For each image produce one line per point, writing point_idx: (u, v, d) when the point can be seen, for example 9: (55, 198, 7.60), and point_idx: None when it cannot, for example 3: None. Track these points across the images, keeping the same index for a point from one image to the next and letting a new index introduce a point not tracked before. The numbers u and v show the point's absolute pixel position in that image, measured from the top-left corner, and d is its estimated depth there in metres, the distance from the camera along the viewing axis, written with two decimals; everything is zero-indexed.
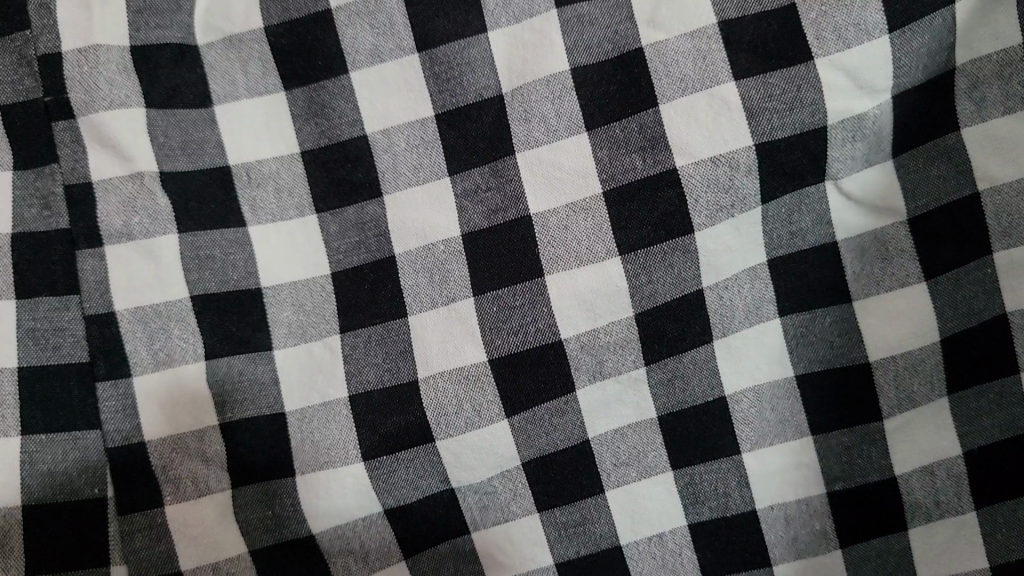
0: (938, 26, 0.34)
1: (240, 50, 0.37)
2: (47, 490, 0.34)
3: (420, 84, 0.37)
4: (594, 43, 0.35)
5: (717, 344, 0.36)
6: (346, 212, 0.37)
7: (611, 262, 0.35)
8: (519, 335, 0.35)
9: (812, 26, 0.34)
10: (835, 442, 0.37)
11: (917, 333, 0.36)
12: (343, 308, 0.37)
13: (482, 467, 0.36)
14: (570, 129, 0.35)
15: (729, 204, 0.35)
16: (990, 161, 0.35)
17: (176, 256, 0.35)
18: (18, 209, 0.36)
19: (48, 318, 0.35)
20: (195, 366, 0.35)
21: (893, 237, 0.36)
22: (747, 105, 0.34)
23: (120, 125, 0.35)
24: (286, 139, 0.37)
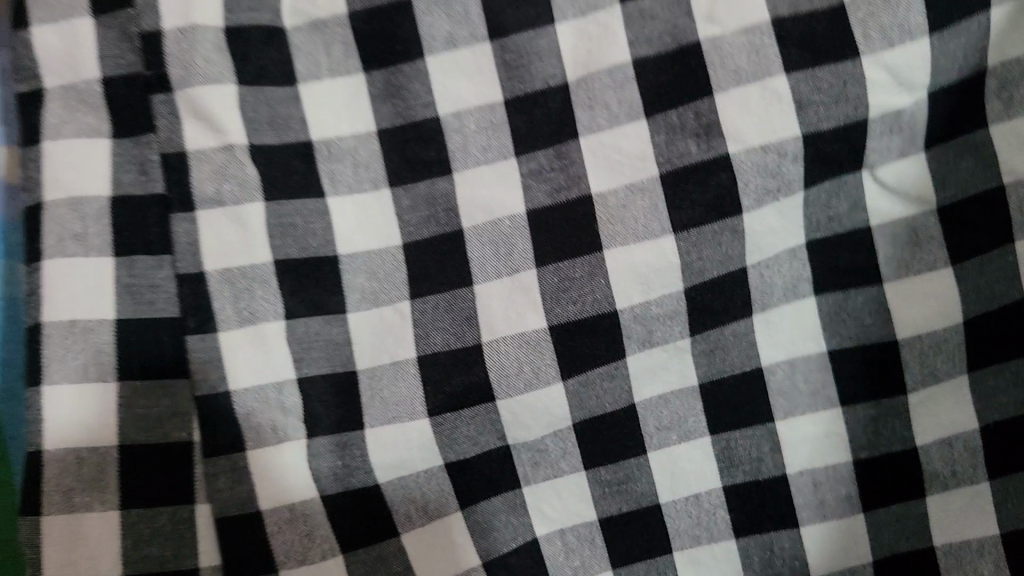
0: (974, 30, 0.37)
1: (324, 33, 0.40)
2: (139, 433, 0.37)
3: (490, 70, 0.40)
4: (654, 36, 0.38)
5: (755, 318, 0.40)
6: (417, 188, 0.40)
7: (664, 240, 0.38)
8: (577, 304, 0.38)
9: (858, 26, 0.37)
10: (863, 413, 0.40)
11: (942, 314, 0.40)
12: (413, 276, 0.40)
13: (537, 426, 0.39)
14: (629, 116, 0.38)
15: (776, 188, 0.38)
16: (1016, 156, 0.38)
17: (262, 222, 0.38)
18: (117, 173, 0.38)
19: (143, 275, 0.38)
20: (275, 323, 0.38)
21: (922, 225, 0.39)
22: (795, 97, 0.37)
23: (213, 98, 0.38)
24: (364, 118, 0.40)
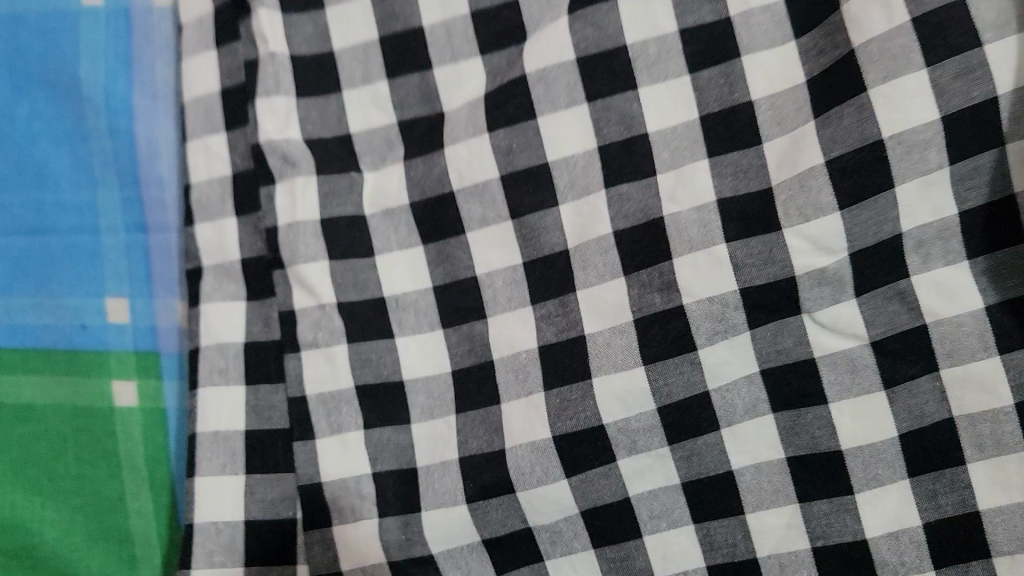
0: (882, 204, 0.46)
1: (394, 217, 0.55)
2: (261, 510, 0.52)
3: (513, 241, 0.53)
4: (631, 212, 0.50)
5: (723, 432, 0.49)
6: (462, 328, 0.53)
7: (637, 370, 0.49)
8: (574, 419, 0.50)
9: (783, 204, 0.48)
10: (818, 509, 0.49)
11: (879, 429, 0.48)
12: (458, 395, 0.53)
13: (550, 511, 0.51)
14: (612, 274, 0.50)
15: (723, 330, 0.48)
16: (934, 300, 0.47)
17: (346, 359, 0.53)
18: (248, 325, 0.54)
19: (264, 397, 0.53)
20: (356, 433, 0.52)
21: (859, 354, 0.48)
22: (734, 260, 0.48)
23: (314, 273, 0.53)
24: (423, 277, 0.54)
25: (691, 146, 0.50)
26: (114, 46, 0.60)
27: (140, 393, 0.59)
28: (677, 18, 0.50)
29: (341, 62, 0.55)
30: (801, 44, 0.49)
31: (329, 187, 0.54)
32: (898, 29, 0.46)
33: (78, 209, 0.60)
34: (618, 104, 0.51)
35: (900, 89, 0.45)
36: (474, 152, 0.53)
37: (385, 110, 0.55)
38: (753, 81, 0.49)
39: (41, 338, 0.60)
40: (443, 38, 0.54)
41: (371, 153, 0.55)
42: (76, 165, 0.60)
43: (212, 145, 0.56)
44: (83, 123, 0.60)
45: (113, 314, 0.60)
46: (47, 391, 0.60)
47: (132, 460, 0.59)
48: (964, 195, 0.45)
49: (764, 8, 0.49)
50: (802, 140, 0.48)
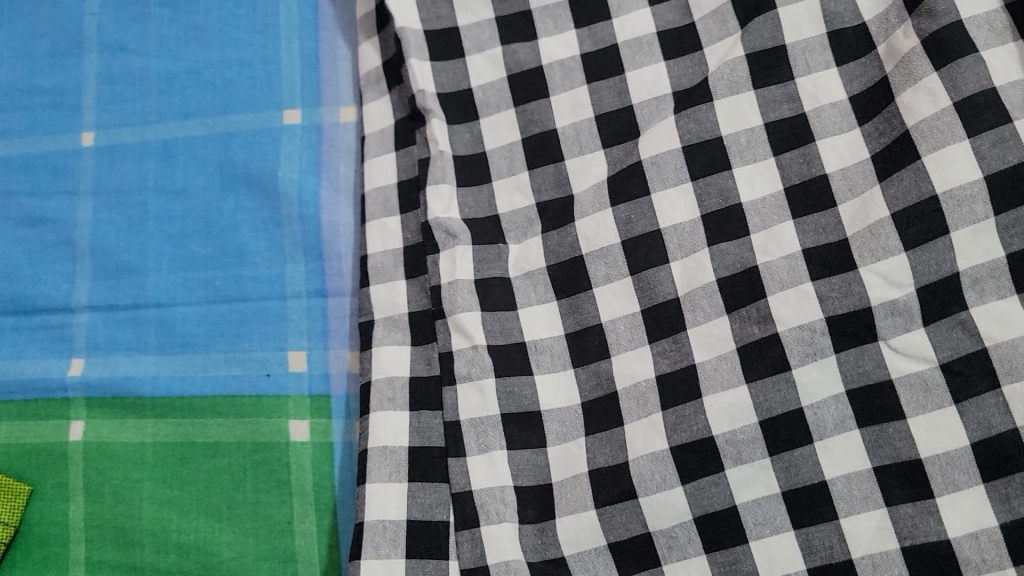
0: (941, 246, 0.56)
1: (535, 279, 0.67)
2: (419, 512, 0.62)
3: (632, 293, 0.64)
4: (730, 263, 0.61)
5: (816, 445, 0.58)
6: (589, 366, 0.64)
7: (741, 388, 0.59)
8: (687, 431, 0.59)
9: (858, 250, 0.58)
10: (904, 511, 0.56)
11: (953, 439, 0.56)
12: (588, 421, 0.63)
13: (667, 517, 0.59)
14: (717, 313, 0.61)
15: (812, 352, 0.58)
16: (991, 327, 0.55)
17: (494, 390, 0.64)
18: (413, 363, 0.66)
19: (425, 420, 0.64)
20: (500, 451, 0.62)
21: (931, 375, 0.57)
22: (819, 295, 0.58)
23: (469, 319, 0.65)
24: (557, 325, 0.66)
25: (778, 211, 0.62)
26: (306, 154, 0.77)
27: (312, 430, 0.70)
28: (762, 115, 0.64)
29: (492, 158, 0.69)
30: (865, 130, 0.61)
31: (481, 254, 0.67)
32: (943, 110, 0.57)
33: (270, 280, 0.74)
34: (717, 181, 0.63)
35: (948, 156, 0.57)
36: (600, 223, 0.65)
37: (526, 195, 0.68)
38: (827, 159, 0.61)
39: (231, 386, 0.73)
40: (573, 137, 0.68)
41: (515, 230, 0.68)
42: (272, 246, 0.75)
43: (389, 226, 0.70)
44: (279, 212, 0.75)
45: (293, 364, 0.72)
46: (231, 432, 0.72)
47: (302, 486, 0.70)
48: (1009, 240, 0.55)
49: (832, 104, 0.63)
50: (871, 200, 0.59)
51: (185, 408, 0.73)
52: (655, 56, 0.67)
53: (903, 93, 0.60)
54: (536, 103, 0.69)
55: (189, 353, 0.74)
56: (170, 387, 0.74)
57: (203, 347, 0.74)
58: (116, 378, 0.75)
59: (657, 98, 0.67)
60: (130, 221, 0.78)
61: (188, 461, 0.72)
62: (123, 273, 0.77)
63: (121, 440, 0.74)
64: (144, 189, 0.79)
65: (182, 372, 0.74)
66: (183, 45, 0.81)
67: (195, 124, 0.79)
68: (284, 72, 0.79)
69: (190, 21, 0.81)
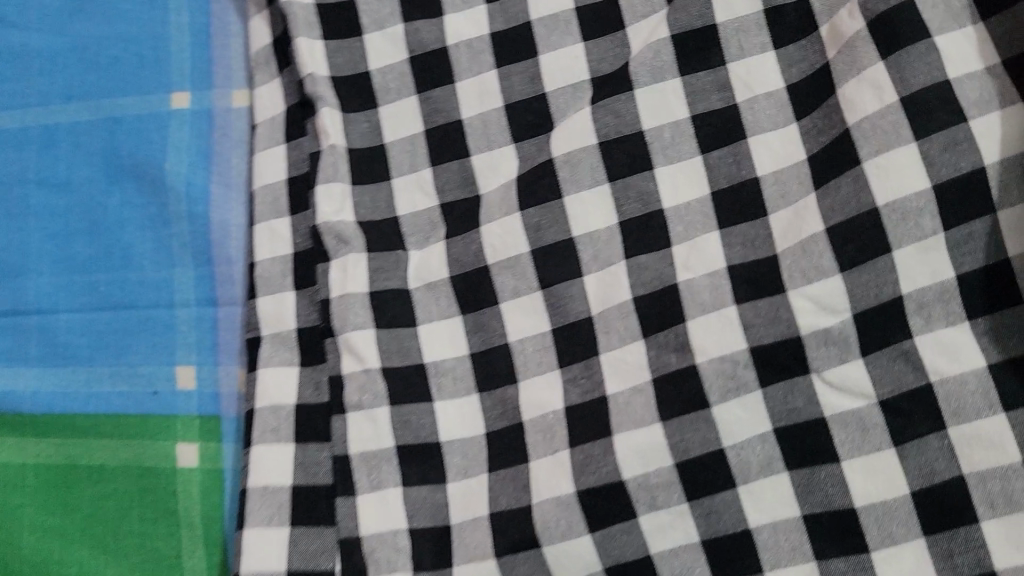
0: (881, 267, 0.49)
1: (437, 291, 0.59)
2: (302, 561, 0.56)
3: (542, 310, 0.57)
4: (648, 280, 0.54)
5: (739, 490, 0.51)
6: (495, 392, 0.58)
7: (655, 426, 0.52)
8: (595, 474, 0.53)
9: (789, 269, 0.51)
10: (836, 566, 0.50)
11: (892, 487, 0.49)
12: (491, 455, 0.57)
13: (575, 568, 0.53)
14: (632, 337, 0.54)
15: (734, 387, 0.51)
16: (938, 360, 0.48)
17: (388, 420, 0.57)
18: (300, 388, 0.59)
19: (311, 454, 0.58)
20: (394, 489, 0.56)
21: (868, 413, 0.50)
22: (743, 322, 0.51)
23: (360, 339, 0.58)
24: (461, 345, 0.59)
25: (703, 220, 0.54)
26: (195, 143, 0.69)
27: (201, 455, 0.64)
28: (689, 106, 0.56)
29: (392, 151, 0.61)
30: (802, 125, 0.53)
31: (377, 263, 0.60)
32: (887, 107, 0.50)
33: (157, 286, 0.67)
34: (636, 183, 0.56)
35: (891, 162, 0.49)
36: (507, 230, 0.58)
37: (428, 195, 0.61)
38: (759, 159, 0.54)
39: (116, 405, 0.66)
40: (480, 128, 0.60)
41: (416, 234, 0.61)
42: (159, 247, 0.67)
43: (278, 229, 0.62)
44: (165, 210, 0.68)
45: (181, 381, 0.65)
46: (116, 454, 0.65)
47: (190, 518, 0.63)
48: (960, 259, 0.48)
49: (767, 95, 0.55)
50: (806, 210, 0.51)
51: (65, 428, 0.66)
52: (573, 37, 0.59)
53: (845, 85, 0.51)
54: (439, 89, 0.61)
55: (71, 367, 0.67)
56: (52, 404, 0.66)
57: (85, 360, 0.67)
58: None
59: (575, 85, 0.58)
60: (7, 215, 0.70)
61: (70, 486, 0.65)
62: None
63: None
64: (24, 181, 0.70)
65: (64, 387, 0.67)
66: (65, 19, 0.73)
67: (79, 107, 0.70)
68: (172, 49, 0.71)
69: None
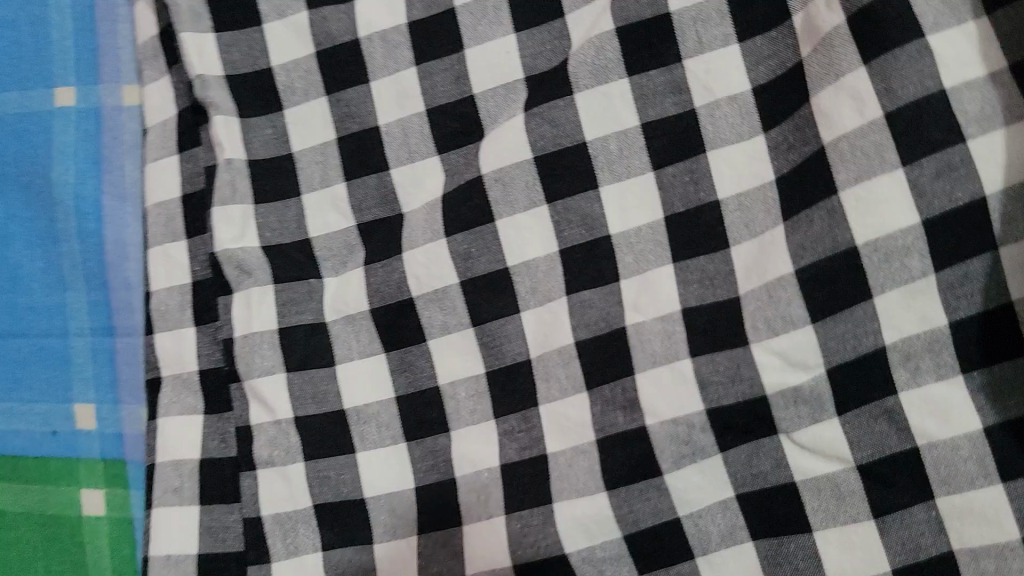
0: (858, 316, 0.42)
1: (356, 325, 0.52)
2: None
3: (475, 350, 0.50)
4: (592, 322, 0.47)
5: (698, 561, 0.45)
6: (425, 442, 0.50)
7: (600, 496, 0.46)
8: (534, 546, 0.46)
9: (751, 315, 0.44)
10: None
11: (872, 562, 0.43)
12: (421, 515, 0.50)
13: None
14: (574, 388, 0.47)
15: (689, 452, 0.45)
16: (925, 420, 0.41)
17: (303, 478, 0.51)
18: (205, 440, 0.52)
19: (218, 517, 0.51)
20: (312, 555, 0.50)
21: (845, 479, 0.43)
22: (698, 378, 0.45)
23: (269, 386, 0.51)
24: (386, 387, 0.51)
25: (656, 250, 0.46)
26: (83, 147, 0.61)
27: (108, 502, 0.58)
28: (638, 112, 0.47)
29: (301, 163, 0.53)
30: (770, 138, 0.45)
31: (287, 295, 0.52)
32: (869, 124, 0.41)
33: (49, 313, 0.60)
34: (578, 205, 0.48)
35: (873, 192, 0.41)
36: (432, 258, 0.50)
37: (345, 213, 0.53)
38: (720, 179, 0.46)
39: (12, 445, 0.60)
40: (400, 137, 0.52)
41: (332, 258, 0.53)
42: (49, 268, 0.60)
43: (173, 254, 0.54)
44: (55, 226, 0.60)
45: (81, 421, 0.59)
46: (17, 501, 0.59)
47: (100, 571, 0.58)
48: (954, 303, 0.40)
49: (730, 98, 0.46)
50: (771, 246, 0.44)
51: None
52: (503, 26, 0.50)
53: (819, 93, 0.43)
54: (352, 90, 0.53)
55: None
56: None
57: None
58: None
59: (506, 86, 0.50)
60: None
61: None
62: None
63: None
64: None
65: None
66: None
67: None
68: (54, 35, 0.62)
69: None
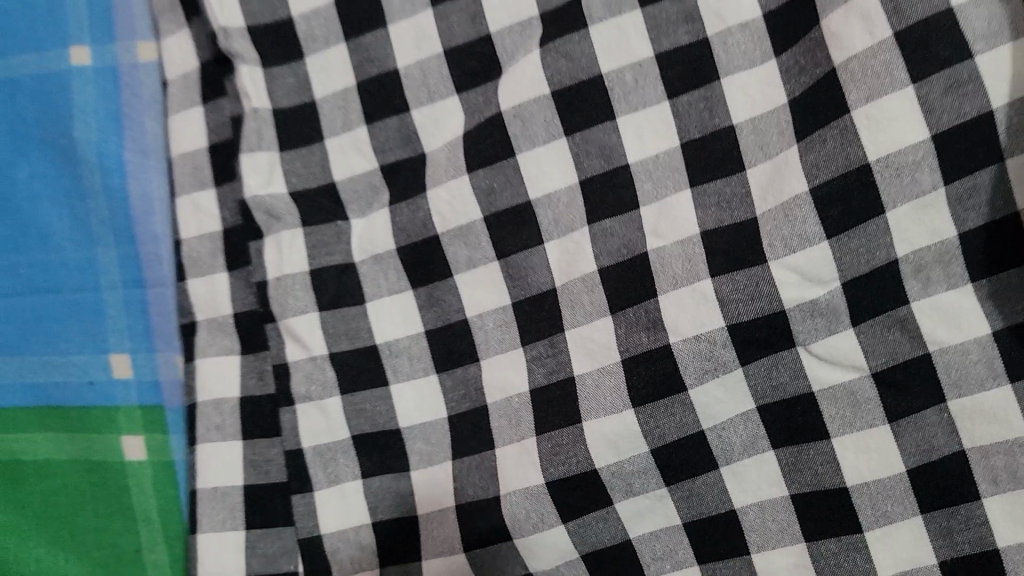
0: (872, 231, 0.44)
1: (383, 263, 0.54)
2: (261, 565, 0.52)
3: (501, 281, 0.52)
4: (614, 249, 0.49)
5: (723, 470, 0.48)
6: (455, 372, 0.53)
7: (627, 413, 0.47)
8: (565, 464, 0.48)
9: (768, 236, 0.46)
10: (826, 547, 0.47)
11: (887, 466, 0.46)
12: (456, 442, 0.52)
13: (550, 556, 0.50)
14: (599, 313, 0.49)
15: (713, 368, 0.46)
16: (935, 326, 0.44)
17: (341, 412, 0.53)
18: (243, 379, 0.54)
19: (260, 451, 0.53)
20: (354, 482, 0.52)
21: (859, 387, 0.46)
22: (719, 296, 0.46)
23: (304, 325, 0.53)
24: (415, 320, 0.53)
25: (673, 177, 0.48)
26: (103, 105, 0.62)
27: (149, 448, 0.60)
28: (652, 43, 0.49)
29: (323, 109, 0.55)
30: (781, 63, 0.46)
31: (316, 238, 0.54)
32: (880, 44, 0.43)
33: (80, 268, 0.61)
34: (596, 136, 0.49)
35: (886, 110, 0.43)
36: (456, 194, 0.52)
37: (368, 157, 0.54)
38: (734, 105, 0.47)
39: (53, 396, 0.62)
40: (419, 78, 0.53)
41: (357, 200, 0.54)
42: (77, 224, 0.61)
43: (201, 202, 0.56)
44: (79, 181, 0.61)
45: (117, 369, 0.61)
46: (61, 449, 0.62)
47: (147, 512, 0.60)
48: (962, 215, 0.43)
49: (741, 26, 0.47)
50: (786, 167, 0.46)
51: (5, 422, 0.63)
52: None
53: (829, 17, 0.45)
54: (370, 34, 0.53)
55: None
56: None
57: (15, 350, 0.62)
58: None
59: (521, 23, 0.51)
60: None
61: (18, 482, 0.63)
62: None
63: None
64: None
65: None
66: None
67: None
68: None
69: None
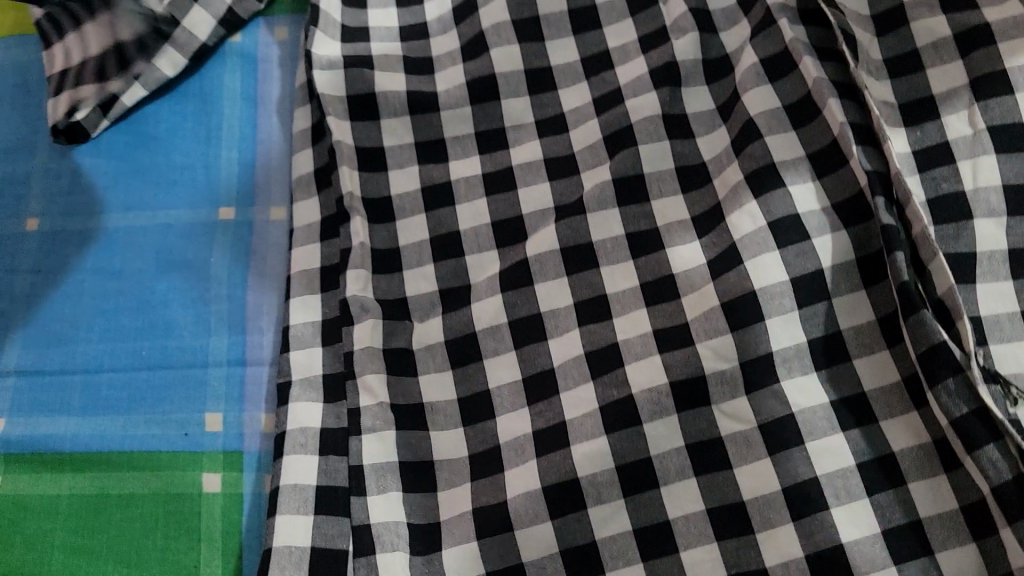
0: (756, 329, 0.71)
1: (434, 351, 0.79)
2: (322, 541, 0.71)
3: (515, 363, 0.77)
4: (596, 341, 0.75)
5: (661, 490, 0.70)
6: (476, 425, 0.76)
7: (601, 438, 0.71)
8: (556, 473, 0.71)
9: (696, 332, 0.73)
10: (731, 544, 0.68)
11: (768, 485, 0.68)
12: (474, 470, 0.74)
13: (538, 547, 0.70)
14: (583, 379, 0.74)
15: (659, 411, 0.72)
16: (796, 396, 0.69)
17: (393, 442, 0.74)
18: (324, 417, 0.76)
19: (330, 464, 0.74)
20: (396, 492, 0.73)
21: (749, 434, 0.69)
22: (664, 364, 0.73)
23: (376, 380, 0.76)
24: (450, 389, 0.77)
25: (634, 301, 0.76)
26: (237, 245, 0.88)
27: (223, 482, 0.79)
28: (623, 226, 0.79)
29: (404, 252, 0.83)
30: (703, 241, 0.77)
31: (390, 327, 0.79)
32: (760, 227, 0.74)
33: (195, 351, 0.84)
34: (586, 278, 0.78)
35: (762, 262, 0.72)
36: (490, 307, 0.79)
37: (431, 283, 0.82)
38: (673, 262, 0.77)
39: (150, 444, 0.80)
40: (473, 237, 0.82)
41: (419, 310, 0.81)
42: (200, 320, 0.85)
43: (309, 302, 0.82)
44: (208, 293, 0.86)
45: (210, 425, 0.81)
46: (147, 484, 0.79)
47: (211, 533, 0.77)
48: (809, 328, 0.71)
49: (679, 221, 0.79)
50: (705, 294, 0.74)
51: (101, 464, 0.80)
52: (542, 177, 0.84)
53: (730, 214, 0.76)
54: (443, 210, 0.84)
55: (110, 415, 0.82)
56: (89, 445, 0.81)
57: (124, 411, 0.82)
58: (36, 436, 0.81)
59: (543, 210, 0.82)
60: (67, 298, 0.86)
61: (100, 511, 0.78)
62: (55, 343, 0.85)
63: (38, 493, 0.79)
64: (82, 270, 0.87)
65: (101, 431, 0.81)
66: (128, 153, 0.92)
67: (138, 216, 0.89)
68: (222, 174, 0.91)
69: (142, 130, 0.93)
